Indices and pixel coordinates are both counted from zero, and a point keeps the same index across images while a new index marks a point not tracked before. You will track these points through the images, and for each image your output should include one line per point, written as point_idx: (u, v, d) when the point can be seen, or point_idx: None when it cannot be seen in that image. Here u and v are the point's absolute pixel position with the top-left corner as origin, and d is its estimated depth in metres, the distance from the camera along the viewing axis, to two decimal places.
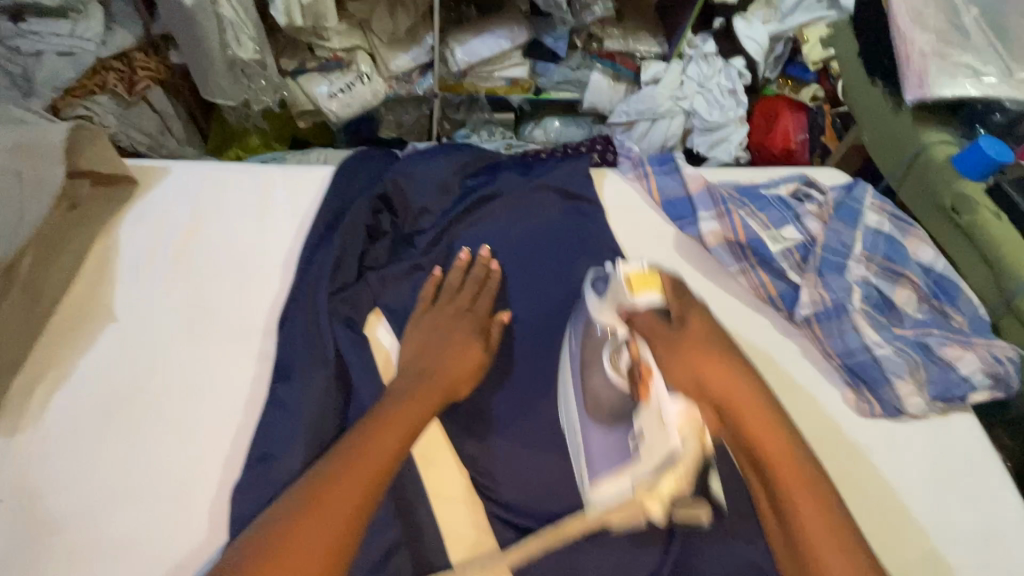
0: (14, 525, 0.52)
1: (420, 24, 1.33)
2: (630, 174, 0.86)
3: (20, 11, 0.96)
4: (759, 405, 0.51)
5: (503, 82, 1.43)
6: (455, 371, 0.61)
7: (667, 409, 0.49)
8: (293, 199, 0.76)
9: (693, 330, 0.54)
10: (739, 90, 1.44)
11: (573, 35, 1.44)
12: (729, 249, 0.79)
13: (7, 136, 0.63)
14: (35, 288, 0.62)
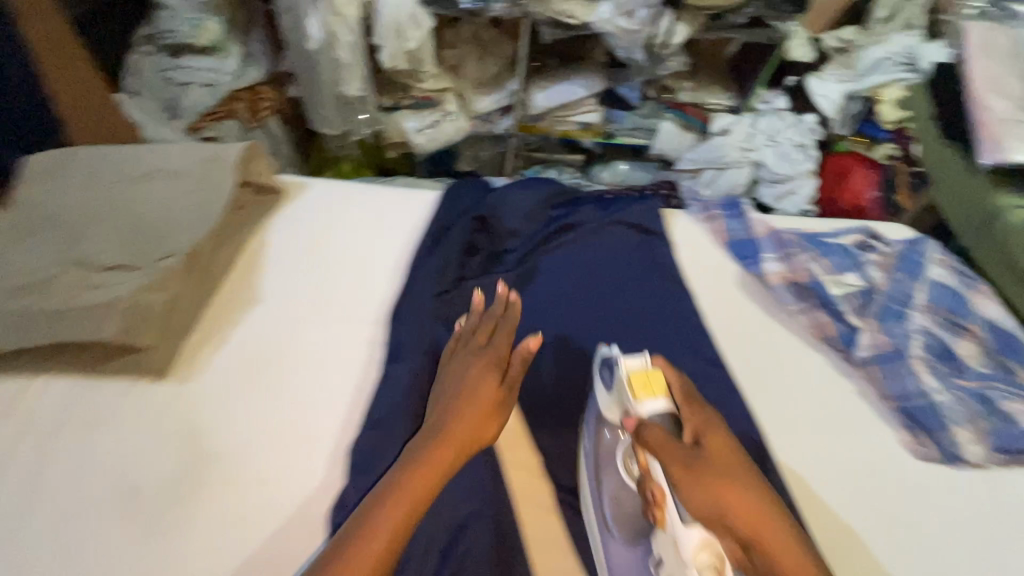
0: (181, 453, 0.66)
1: (505, 72, 1.58)
2: (700, 216, 0.94)
3: (181, 51, 1.42)
4: (790, 544, 0.54)
5: (577, 125, 1.61)
6: (476, 432, 0.63)
7: (683, 540, 0.52)
8: (406, 217, 0.89)
9: (711, 454, 0.58)
10: (809, 144, 1.49)
11: (647, 85, 1.61)
12: (793, 289, 0.84)
13: (204, 151, 0.83)
14: (206, 270, 0.78)
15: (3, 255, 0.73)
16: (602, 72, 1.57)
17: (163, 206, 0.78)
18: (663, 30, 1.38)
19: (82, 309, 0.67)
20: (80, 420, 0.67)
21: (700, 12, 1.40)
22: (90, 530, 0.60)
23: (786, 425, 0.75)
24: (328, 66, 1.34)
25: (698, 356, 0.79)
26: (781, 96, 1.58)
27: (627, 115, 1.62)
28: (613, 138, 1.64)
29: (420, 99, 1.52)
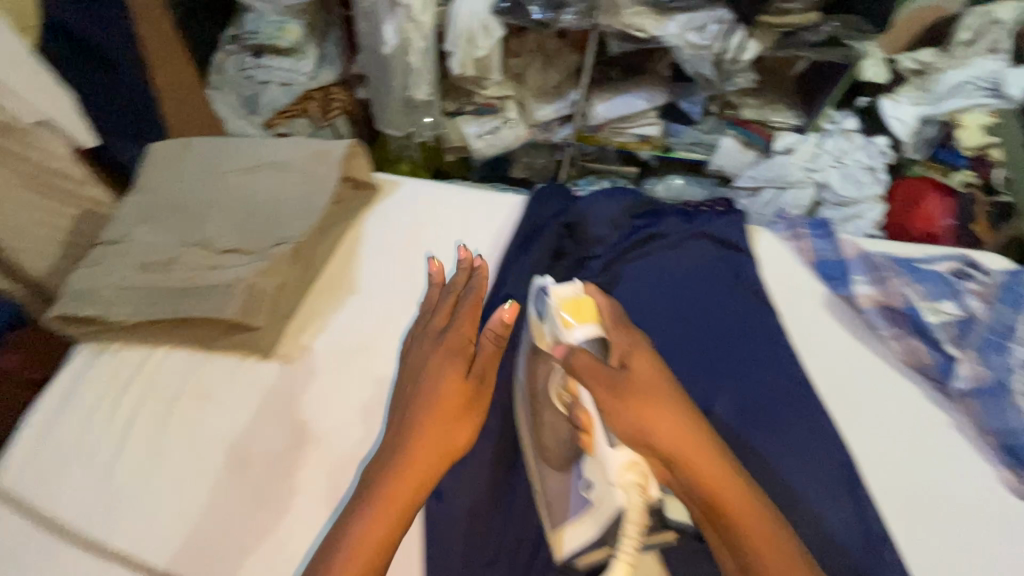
0: (289, 429, 0.70)
1: (565, 82, 1.58)
2: (785, 234, 0.93)
3: (263, 50, 1.51)
4: (702, 451, 0.55)
5: (635, 138, 1.62)
6: (452, 433, 0.59)
7: (608, 458, 0.54)
8: (492, 218, 0.92)
9: (632, 376, 0.57)
10: (879, 168, 1.49)
11: (709, 102, 1.60)
12: (884, 313, 0.83)
13: (310, 146, 0.88)
14: (309, 258, 0.82)
15: (127, 233, 0.78)
16: (665, 85, 1.56)
17: (272, 196, 0.83)
18: (732, 47, 1.35)
19: (202, 288, 0.72)
20: (195, 393, 0.72)
21: (772, 29, 1.35)
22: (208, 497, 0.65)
23: (874, 452, 0.74)
24: (400, 72, 1.41)
25: (782, 374, 0.78)
26: (851, 117, 1.57)
27: (687, 129, 1.63)
28: (671, 152, 1.65)
29: (482, 105, 1.58)
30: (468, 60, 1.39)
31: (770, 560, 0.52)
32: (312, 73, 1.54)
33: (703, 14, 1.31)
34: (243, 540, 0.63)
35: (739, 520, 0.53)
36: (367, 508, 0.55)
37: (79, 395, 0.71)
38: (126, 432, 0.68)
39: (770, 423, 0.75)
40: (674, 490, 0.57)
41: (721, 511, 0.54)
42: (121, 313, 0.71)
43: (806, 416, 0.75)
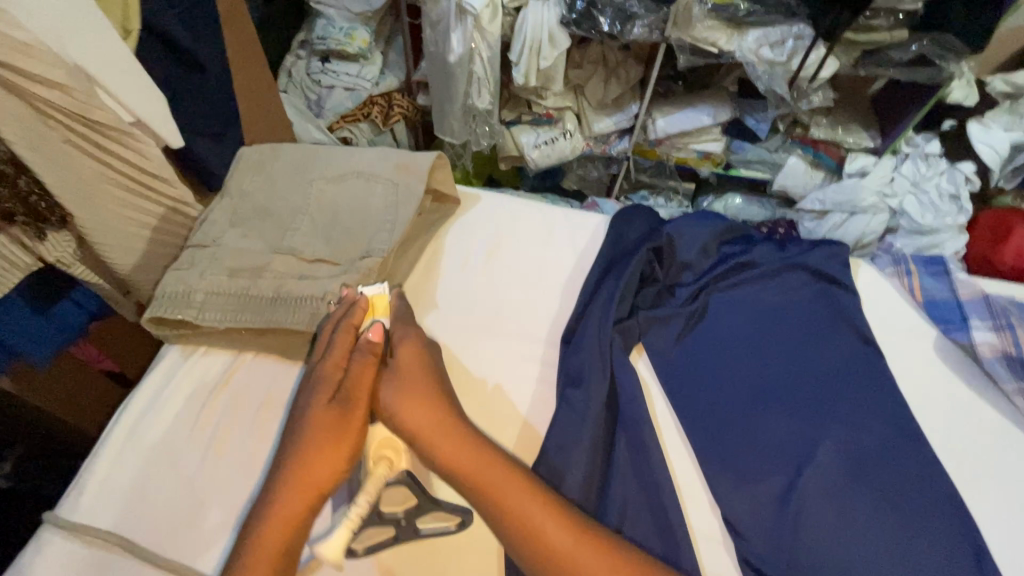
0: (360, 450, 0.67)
1: (625, 93, 1.52)
2: (889, 269, 0.88)
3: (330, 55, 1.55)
4: (455, 433, 0.58)
5: (696, 154, 1.60)
6: (315, 470, 0.55)
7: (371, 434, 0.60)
8: (573, 238, 0.89)
9: (399, 366, 0.62)
10: (962, 196, 1.42)
11: (778, 121, 1.51)
12: (1008, 364, 0.75)
13: (395, 156, 0.87)
14: (392, 270, 0.81)
15: (217, 236, 0.79)
16: (729, 100, 1.49)
17: (358, 205, 0.82)
18: (807, 65, 1.27)
19: (292, 297, 0.71)
20: (277, 403, 0.71)
21: (856, 46, 1.26)
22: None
23: (1000, 519, 0.67)
24: (464, 79, 1.39)
25: (889, 423, 0.72)
26: (934, 141, 1.48)
27: (752, 147, 1.59)
28: (730, 169, 1.65)
29: (540, 116, 1.55)
30: (532, 68, 1.35)
31: (544, 527, 0.53)
32: (376, 78, 1.58)
33: (781, 29, 1.24)
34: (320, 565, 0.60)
35: (500, 492, 0.55)
36: (246, 552, 0.52)
37: (168, 398, 0.70)
38: (212, 439, 0.68)
39: (883, 478, 0.68)
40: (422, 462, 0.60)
41: (480, 488, 0.56)
42: (213, 318, 0.71)
43: (925, 473, 0.69)
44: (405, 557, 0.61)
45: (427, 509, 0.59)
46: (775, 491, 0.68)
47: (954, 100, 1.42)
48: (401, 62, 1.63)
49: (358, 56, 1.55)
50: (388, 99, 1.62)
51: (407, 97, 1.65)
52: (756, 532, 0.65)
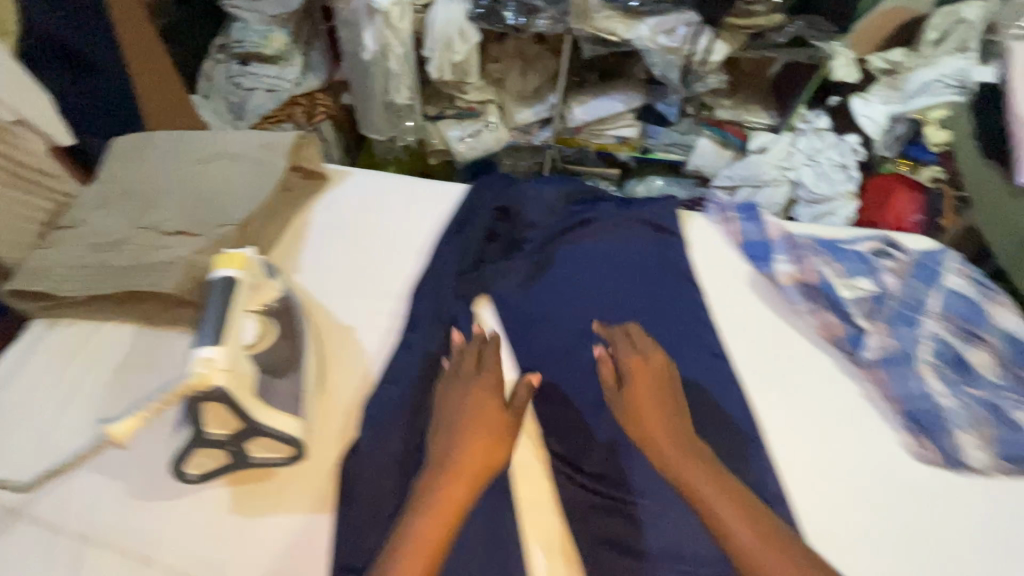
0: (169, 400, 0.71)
1: (545, 85, 1.65)
2: (716, 218, 0.97)
3: (248, 58, 1.59)
4: (684, 447, 0.62)
5: (613, 139, 1.69)
6: (495, 448, 0.60)
7: (210, 356, 0.55)
8: (433, 204, 0.96)
9: (639, 383, 0.68)
10: (849, 165, 1.61)
11: (686, 104, 1.65)
12: (801, 289, 0.85)
13: (259, 137, 0.93)
14: (253, 238, 0.86)
15: (84, 218, 0.83)
16: (640, 87, 1.62)
17: (224, 183, 0.88)
18: (700, 49, 1.40)
19: (146, 265, 0.76)
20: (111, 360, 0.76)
21: (740, 31, 1.42)
22: (126, 454, 0.66)
23: (788, 421, 0.76)
24: (381, 76, 1.48)
25: (701, 347, 0.82)
26: (822, 116, 1.67)
27: (665, 131, 1.69)
28: (648, 153, 1.74)
29: (463, 109, 1.63)
30: (446, 64, 1.45)
31: (717, 508, 0.57)
32: (299, 79, 1.62)
33: (673, 16, 1.36)
34: (156, 507, 0.63)
35: (683, 469, 0.60)
36: (420, 516, 0.54)
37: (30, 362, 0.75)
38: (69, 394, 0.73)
39: (688, 396, 0.77)
40: (240, 384, 0.56)
41: (668, 462, 0.62)
42: (71, 289, 0.76)
43: (728, 390, 0.78)
44: (247, 492, 0.65)
45: (254, 433, 0.59)
46: (585, 409, 0.76)
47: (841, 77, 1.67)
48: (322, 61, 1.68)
49: (277, 58, 1.60)
50: (311, 99, 1.65)
51: (331, 96, 1.69)
52: (567, 445, 0.74)
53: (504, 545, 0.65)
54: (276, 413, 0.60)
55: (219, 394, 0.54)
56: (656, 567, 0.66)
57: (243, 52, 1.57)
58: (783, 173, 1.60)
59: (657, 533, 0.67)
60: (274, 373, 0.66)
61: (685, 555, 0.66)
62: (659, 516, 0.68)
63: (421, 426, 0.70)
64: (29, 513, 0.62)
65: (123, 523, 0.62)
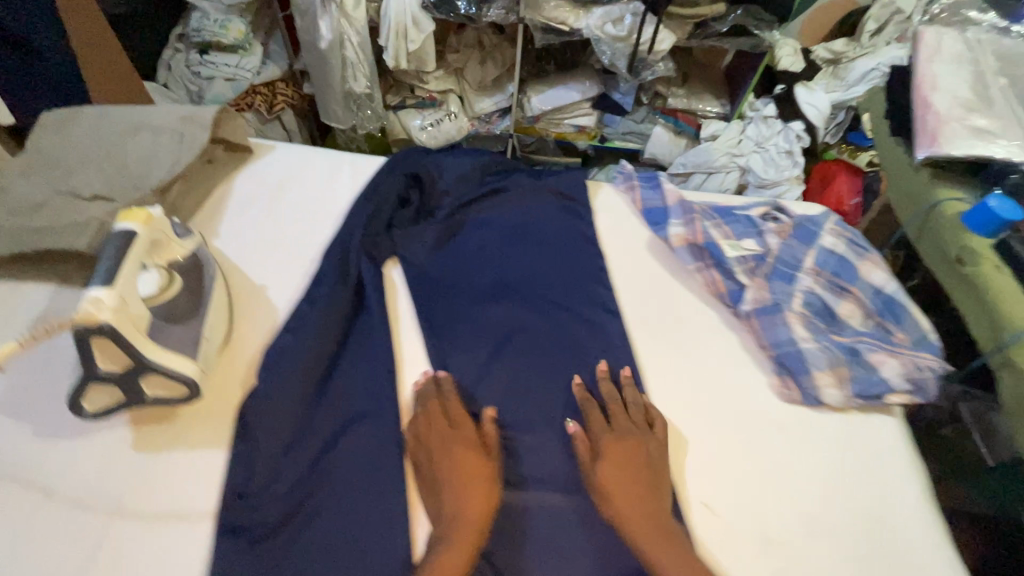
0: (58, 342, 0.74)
1: (504, 76, 1.78)
2: (622, 187, 1.03)
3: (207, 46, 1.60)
4: (652, 522, 0.66)
5: (571, 128, 1.84)
6: (477, 516, 0.65)
7: (102, 299, 0.60)
8: (354, 175, 1.01)
9: (613, 453, 0.71)
10: (794, 150, 1.70)
11: (641, 94, 1.80)
12: (690, 250, 0.91)
13: (180, 110, 0.96)
14: (174, 206, 0.91)
15: (9, 183, 0.87)
16: (595, 77, 1.75)
17: (145, 153, 0.90)
18: (644, 38, 1.45)
19: (59, 226, 0.80)
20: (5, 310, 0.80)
21: (686, 21, 1.48)
22: (34, 397, 0.69)
23: (670, 368, 0.83)
24: (338, 63, 1.53)
25: (595, 305, 0.88)
26: (770, 104, 1.82)
27: (621, 121, 1.85)
28: (607, 141, 1.90)
29: (424, 98, 1.76)
30: (401, 52, 1.52)
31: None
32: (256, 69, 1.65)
33: (619, 7, 1.44)
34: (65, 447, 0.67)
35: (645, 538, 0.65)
36: None
37: None
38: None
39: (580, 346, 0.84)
40: (126, 326, 0.61)
41: (634, 533, 0.65)
42: None
43: (618, 341, 0.84)
44: (149, 433, 0.69)
45: (143, 372, 0.63)
46: (478, 359, 0.82)
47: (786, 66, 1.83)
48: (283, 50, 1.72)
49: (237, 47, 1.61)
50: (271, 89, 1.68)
51: (292, 85, 1.74)
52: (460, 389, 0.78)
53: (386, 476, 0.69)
54: (167, 353, 0.65)
55: (105, 329, 0.59)
56: (534, 495, 0.72)
57: (202, 41, 1.58)
58: (730, 160, 1.73)
59: (535, 464, 0.74)
60: (178, 320, 0.70)
61: (559, 482, 0.73)
62: (540, 451, 0.75)
63: (318, 373, 0.75)
64: None
65: (32, 458, 0.66)
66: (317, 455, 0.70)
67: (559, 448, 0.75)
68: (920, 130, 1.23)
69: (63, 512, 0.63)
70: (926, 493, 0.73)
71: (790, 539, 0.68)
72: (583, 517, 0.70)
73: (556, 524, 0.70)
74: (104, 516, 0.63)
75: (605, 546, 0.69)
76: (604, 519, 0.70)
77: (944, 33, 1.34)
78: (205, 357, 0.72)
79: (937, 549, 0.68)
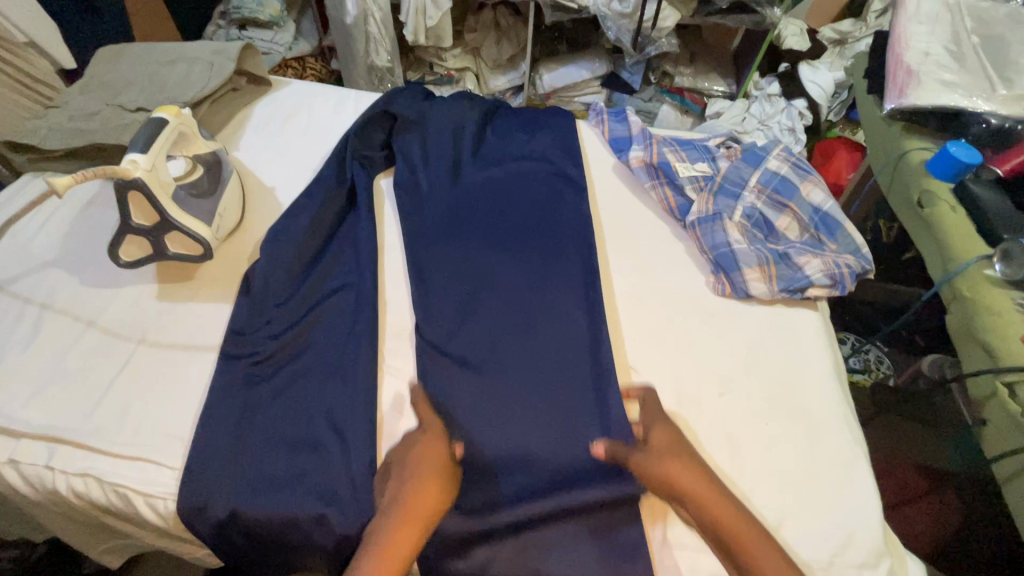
0: (101, 209, 0.90)
1: (518, 55, 1.90)
2: (594, 121, 1.13)
3: (245, 23, 1.76)
4: (747, 525, 0.61)
5: (581, 106, 1.96)
6: (423, 499, 0.62)
7: (137, 161, 0.74)
8: (357, 105, 1.15)
9: (678, 459, 0.66)
10: (797, 128, 1.82)
11: (650, 73, 1.93)
12: (647, 170, 1.01)
13: (212, 45, 1.13)
14: (203, 120, 1.07)
15: (70, 99, 1.03)
16: (604, 55, 1.85)
17: (181, 78, 1.06)
18: (649, 15, 1.57)
19: (110, 127, 0.96)
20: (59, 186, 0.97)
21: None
22: (81, 257, 0.85)
23: (622, 265, 0.91)
24: (362, 38, 1.68)
25: (562, 209, 0.98)
26: (775, 82, 1.90)
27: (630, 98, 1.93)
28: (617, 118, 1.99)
29: (442, 75, 1.90)
30: (420, 28, 1.67)
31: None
32: (290, 44, 1.81)
33: None
34: (106, 298, 0.81)
35: (744, 538, 0.60)
36: None
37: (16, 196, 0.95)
38: (29, 205, 0.89)
39: (544, 243, 0.93)
40: (155, 185, 0.75)
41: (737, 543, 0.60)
42: (51, 145, 0.95)
43: (576, 239, 0.93)
44: (171, 287, 0.83)
45: (169, 228, 0.79)
46: (447, 247, 0.92)
47: (793, 46, 1.94)
48: (312, 25, 1.87)
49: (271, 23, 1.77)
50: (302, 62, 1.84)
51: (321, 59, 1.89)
52: (428, 274, 0.88)
53: (357, 329, 0.80)
54: (187, 216, 0.80)
55: (136, 182, 0.74)
56: (484, 353, 0.81)
57: (242, 18, 1.73)
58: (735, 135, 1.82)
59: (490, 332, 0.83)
60: (199, 196, 0.85)
61: (505, 343, 0.81)
62: (491, 319, 0.83)
63: (310, 252, 0.88)
64: (10, 290, 0.81)
65: (81, 299, 0.81)
66: (306, 311, 0.82)
67: (509, 317, 0.84)
68: (891, 85, 1.29)
69: (97, 339, 0.77)
70: (837, 373, 0.81)
71: (704, 396, 0.77)
72: (522, 368, 0.79)
73: (497, 372, 0.79)
74: (132, 342, 0.77)
75: (543, 393, 0.77)
76: (543, 374, 0.79)
77: None
78: (218, 227, 0.86)
79: (838, 414, 0.76)
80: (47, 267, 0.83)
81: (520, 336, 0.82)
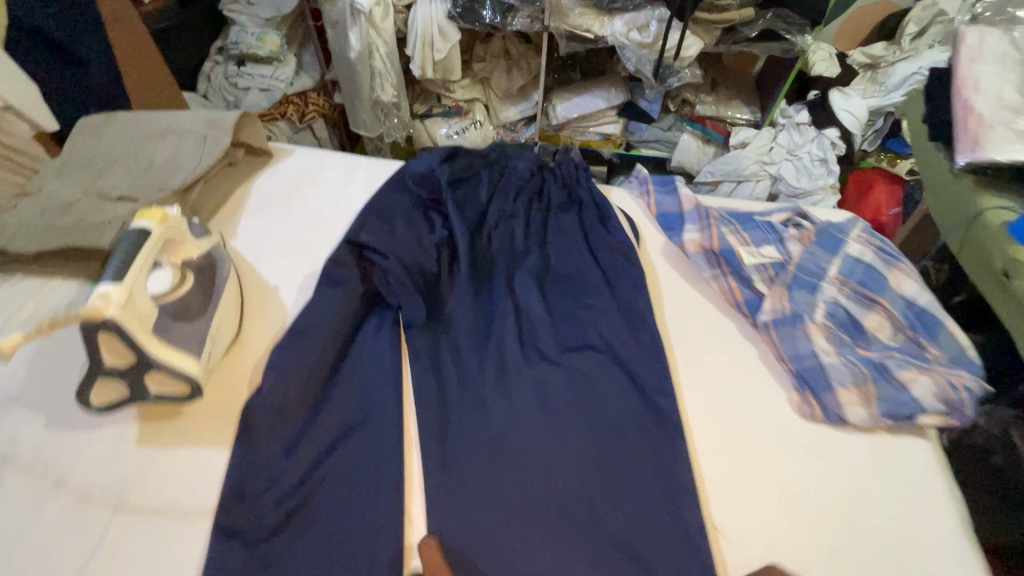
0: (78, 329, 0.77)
1: (529, 84, 1.76)
2: (636, 191, 1.01)
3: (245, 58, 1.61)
4: None
5: (597, 136, 1.82)
6: None
7: (106, 294, 0.61)
8: (369, 178, 1.02)
9: None
10: (829, 158, 1.65)
11: (667, 100, 1.76)
12: (706, 257, 0.88)
13: (204, 115, 0.99)
14: (196, 205, 0.94)
15: (45, 184, 0.90)
16: (622, 84, 1.71)
17: (170, 155, 0.93)
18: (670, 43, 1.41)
19: (85, 223, 0.82)
20: (33, 293, 0.84)
21: (713, 26, 1.46)
22: (50, 389, 0.72)
23: (687, 376, 0.78)
24: (366, 75, 1.54)
25: (614, 309, 0.83)
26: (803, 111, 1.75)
27: (647, 127, 1.81)
28: (633, 148, 1.87)
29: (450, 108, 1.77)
30: (428, 62, 1.54)
31: None
32: (291, 78, 1.66)
33: (645, 13, 1.40)
34: (81, 441, 0.68)
35: None
36: None
37: None
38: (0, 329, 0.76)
39: (594, 354, 0.79)
40: (130, 322, 0.62)
41: None
42: (21, 247, 0.82)
43: (626, 346, 0.80)
44: (158, 429, 0.70)
45: (151, 368, 0.65)
46: (481, 360, 0.78)
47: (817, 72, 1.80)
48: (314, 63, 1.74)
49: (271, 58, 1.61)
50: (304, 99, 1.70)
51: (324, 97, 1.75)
52: (461, 399, 0.75)
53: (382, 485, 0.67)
54: (172, 350, 0.66)
55: (108, 323, 0.60)
56: (535, 505, 0.67)
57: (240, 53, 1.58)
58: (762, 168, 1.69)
59: (534, 474, 0.70)
60: (186, 317, 0.71)
61: (559, 487, 0.68)
62: (536, 464, 0.70)
63: (322, 375, 0.74)
64: None
65: (50, 447, 0.67)
66: (323, 456, 0.69)
67: (556, 448, 0.71)
68: (960, 133, 1.12)
69: (71, 505, 0.64)
70: (963, 526, 0.67)
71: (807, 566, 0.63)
72: (579, 526, 0.66)
73: (553, 534, 0.65)
74: (110, 508, 0.64)
75: (610, 559, 0.64)
76: (602, 538, 0.65)
77: (987, 31, 1.22)
78: (210, 355, 0.72)
79: None
80: (10, 405, 0.70)
81: (570, 477, 0.68)
